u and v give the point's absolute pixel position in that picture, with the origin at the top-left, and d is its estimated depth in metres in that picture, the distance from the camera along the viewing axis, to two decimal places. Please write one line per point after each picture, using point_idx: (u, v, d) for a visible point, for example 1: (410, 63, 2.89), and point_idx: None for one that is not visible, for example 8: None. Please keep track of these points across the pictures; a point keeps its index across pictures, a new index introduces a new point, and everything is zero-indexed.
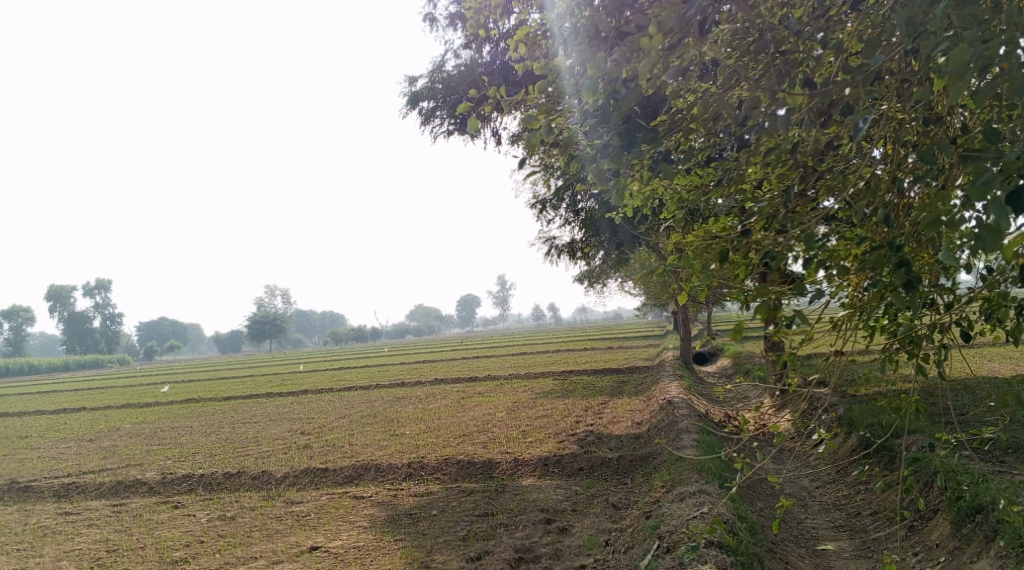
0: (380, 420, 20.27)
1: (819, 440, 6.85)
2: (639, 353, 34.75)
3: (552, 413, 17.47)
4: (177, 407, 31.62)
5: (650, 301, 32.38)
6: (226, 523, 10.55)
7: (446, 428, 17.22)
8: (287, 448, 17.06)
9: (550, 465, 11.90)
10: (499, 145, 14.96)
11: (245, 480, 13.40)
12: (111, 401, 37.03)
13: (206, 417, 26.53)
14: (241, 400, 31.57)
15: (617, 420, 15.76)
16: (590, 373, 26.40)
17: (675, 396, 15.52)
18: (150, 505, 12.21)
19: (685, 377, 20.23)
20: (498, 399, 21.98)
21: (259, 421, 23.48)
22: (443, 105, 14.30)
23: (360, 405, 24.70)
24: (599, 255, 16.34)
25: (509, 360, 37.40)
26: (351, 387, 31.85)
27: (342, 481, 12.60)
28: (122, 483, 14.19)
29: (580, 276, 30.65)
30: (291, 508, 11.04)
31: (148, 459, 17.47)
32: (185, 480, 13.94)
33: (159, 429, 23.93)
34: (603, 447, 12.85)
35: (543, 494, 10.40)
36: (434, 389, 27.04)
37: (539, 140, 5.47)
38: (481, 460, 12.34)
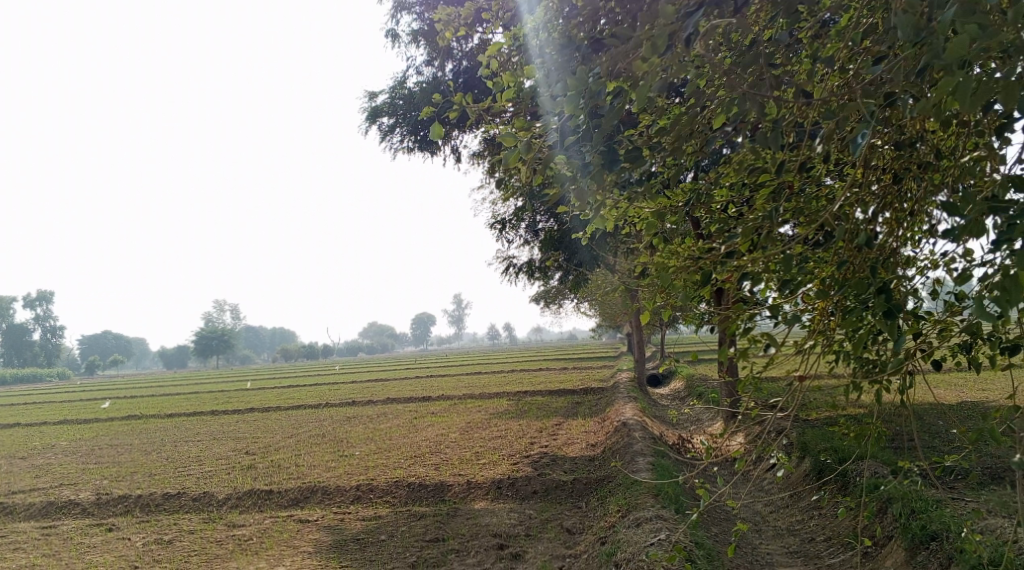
0: (329, 440, 19.80)
1: (779, 465, 6.69)
2: (592, 374, 34.69)
3: (506, 435, 17.20)
4: (118, 423, 30.64)
5: (605, 323, 32.36)
6: (163, 547, 10.06)
7: (397, 449, 16.83)
8: (231, 468, 16.52)
9: (503, 488, 11.62)
10: (459, 163, 14.76)
11: (186, 501, 12.88)
12: (49, 417, 35.81)
13: (148, 434, 25.74)
14: (186, 418, 30.72)
15: (572, 442, 15.54)
16: (544, 394, 26.19)
17: (630, 418, 15.37)
18: (83, 527, 11.64)
19: (639, 398, 20.14)
20: (450, 419, 21.63)
21: (204, 439, 22.81)
22: (402, 122, 14.07)
23: (309, 424, 24.17)
24: (558, 277, 16.19)
25: (462, 381, 37.07)
26: (300, 406, 31.22)
27: (287, 504, 12.16)
28: (55, 503, 13.55)
29: (536, 296, 30.57)
30: (233, 532, 10.58)
31: (84, 478, 16.78)
32: (121, 500, 13.36)
33: (98, 447, 23.10)
34: (557, 470, 12.61)
35: (496, 518, 10.11)
36: (385, 408, 26.61)
37: (515, 158, 5.10)
38: (432, 483, 12.01)
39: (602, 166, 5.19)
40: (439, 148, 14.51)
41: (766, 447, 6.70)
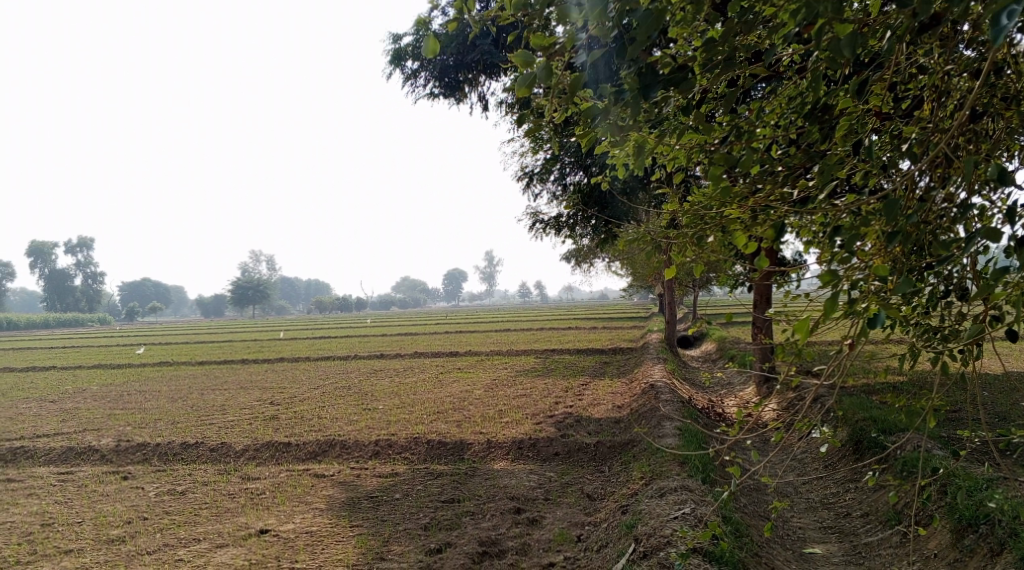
0: (354, 393, 19.59)
1: (816, 439, 6.17)
2: (623, 333, 34.22)
3: (531, 393, 16.85)
4: (148, 370, 30.84)
5: (637, 282, 31.71)
6: (175, 499, 9.86)
7: (420, 404, 16.54)
8: (252, 419, 16.35)
9: (524, 448, 11.24)
10: (487, 111, 14.18)
11: (203, 451, 12.70)
12: (83, 361, 36.18)
13: (176, 382, 25.79)
14: (215, 366, 30.85)
15: (598, 403, 15.13)
16: (572, 353, 25.79)
17: (659, 380, 14.93)
18: (98, 475, 11.49)
19: (669, 359, 19.62)
20: (476, 375, 21.30)
21: (229, 389, 22.76)
22: (429, 66, 13.49)
23: (335, 376, 24.01)
24: (586, 233, 15.64)
25: (491, 336, 36.75)
26: (328, 357, 31.14)
27: (304, 457, 11.91)
28: (74, 449, 13.45)
29: (568, 253, 30.02)
30: (246, 485, 10.34)
31: (107, 424, 16.73)
32: (139, 448, 13.22)
33: (127, 393, 23.17)
34: (581, 431, 12.22)
35: (515, 480, 9.75)
36: (412, 362, 26.39)
37: (526, 86, 4.64)
38: (452, 441, 11.67)
39: (640, 92, 4.61)
40: (465, 95, 13.94)
41: (802, 420, 6.18)
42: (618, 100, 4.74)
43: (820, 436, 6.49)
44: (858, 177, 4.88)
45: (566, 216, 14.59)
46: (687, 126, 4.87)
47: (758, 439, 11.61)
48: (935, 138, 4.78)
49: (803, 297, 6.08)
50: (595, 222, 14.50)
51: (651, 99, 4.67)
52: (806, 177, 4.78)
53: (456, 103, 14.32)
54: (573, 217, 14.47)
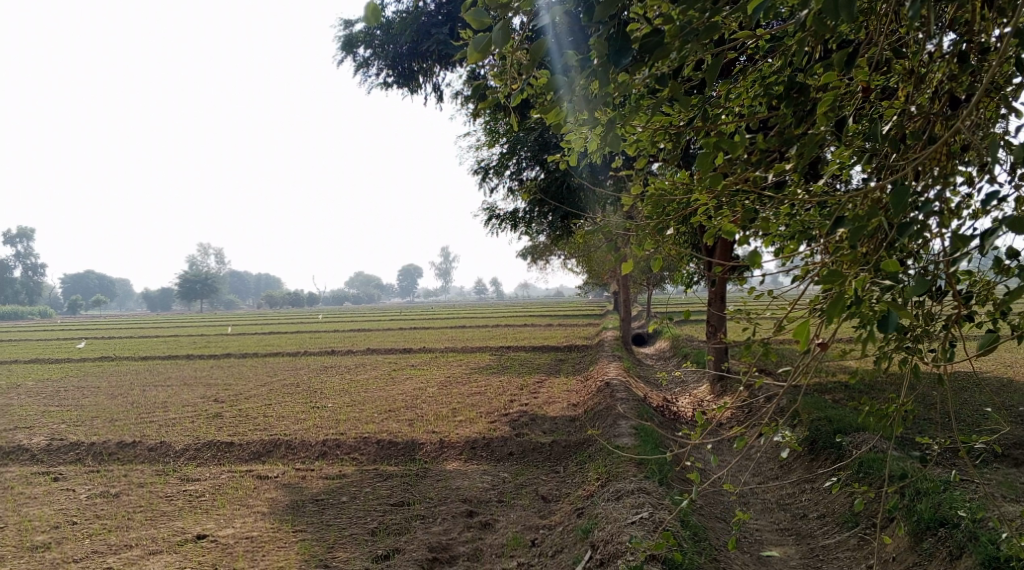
0: (302, 390, 19.08)
1: (782, 443, 5.94)
2: (578, 331, 34.11)
3: (485, 391, 16.54)
4: (89, 365, 29.83)
5: (592, 280, 31.58)
6: (107, 502, 9.34)
7: (371, 402, 16.10)
8: (195, 417, 15.76)
9: (477, 448, 10.91)
10: (441, 102, 13.81)
11: (141, 450, 12.13)
12: (20, 355, 34.94)
13: (117, 377, 24.93)
14: (159, 361, 29.96)
15: (553, 401, 14.87)
16: (528, 351, 25.53)
17: (614, 378, 14.71)
18: (26, 476, 10.88)
19: (624, 358, 19.48)
20: (429, 372, 20.91)
21: (173, 385, 22.04)
22: (379, 54, 13.06)
23: (284, 372, 23.42)
24: (540, 229, 15.35)
25: (445, 333, 36.36)
26: (278, 353, 30.44)
27: (248, 458, 11.43)
28: (2, 448, 12.78)
29: (524, 250, 29.75)
30: (185, 487, 9.85)
31: (41, 422, 16.00)
32: (73, 448, 12.59)
33: (64, 389, 22.30)
34: (535, 430, 11.94)
35: (467, 481, 9.43)
36: (363, 359, 25.89)
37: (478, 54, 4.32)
38: (403, 441, 11.28)
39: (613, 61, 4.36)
40: (419, 85, 13.55)
41: (766, 422, 5.95)
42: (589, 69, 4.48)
43: (784, 439, 6.28)
44: (838, 166, 4.69)
45: (520, 211, 14.28)
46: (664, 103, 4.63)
47: (714, 439, 11.45)
48: (924, 124, 4.67)
49: (767, 294, 5.89)
50: (549, 218, 14.23)
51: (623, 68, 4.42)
52: (811, 159, 4.59)
53: (411, 93, 13.92)
54: (530, 212, 14.14)
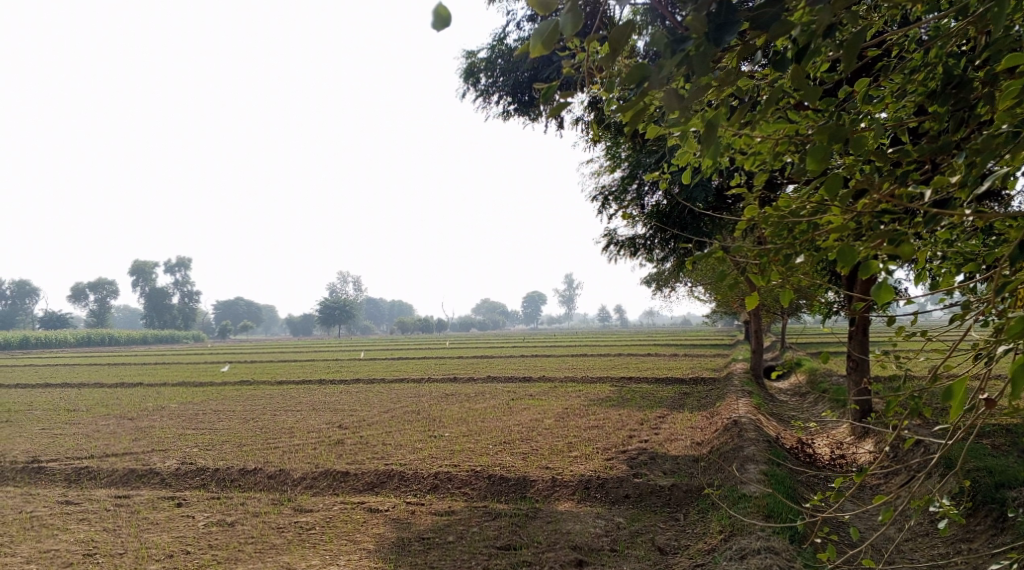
0: (422, 418, 19.07)
1: (939, 513, 5.20)
2: (705, 361, 32.90)
3: (604, 424, 15.98)
4: (229, 388, 31.12)
5: (721, 309, 30.38)
6: (222, 531, 9.44)
7: (488, 433, 15.85)
8: (317, 444, 15.95)
9: (592, 489, 10.38)
10: (561, 128, 13.52)
11: (261, 478, 12.30)
12: (170, 378, 36.95)
13: (251, 401, 25.82)
14: (293, 386, 30.91)
15: (676, 438, 14.18)
16: (652, 382, 24.73)
17: (742, 415, 13.89)
18: (153, 500, 11.20)
19: (754, 393, 18.45)
20: (548, 402, 20.52)
21: (302, 410, 22.58)
22: (501, 82, 12.96)
23: (407, 399, 23.57)
24: (662, 257, 14.74)
25: (569, 361, 35.87)
26: (403, 379, 30.82)
27: (361, 489, 11.36)
28: (136, 471, 13.27)
29: (649, 277, 28.97)
30: (297, 518, 9.84)
31: (175, 445, 16.63)
32: (198, 473, 12.91)
33: (204, 412, 23.28)
34: (656, 470, 11.31)
35: (579, 525, 8.96)
36: (485, 387, 25.78)
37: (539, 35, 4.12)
38: (515, 477, 10.90)
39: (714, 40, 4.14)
40: (539, 114, 13.29)
41: (913, 488, 5.25)
42: (679, 55, 4.16)
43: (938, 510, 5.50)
44: (1006, 175, 4.11)
45: (642, 237, 13.74)
46: (778, 96, 4.33)
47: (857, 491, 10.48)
48: None
49: (917, 335, 5.39)
50: (671, 247, 13.60)
51: (721, 46, 4.14)
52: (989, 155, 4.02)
53: (531, 121, 13.70)
54: (651, 237, 13.55)
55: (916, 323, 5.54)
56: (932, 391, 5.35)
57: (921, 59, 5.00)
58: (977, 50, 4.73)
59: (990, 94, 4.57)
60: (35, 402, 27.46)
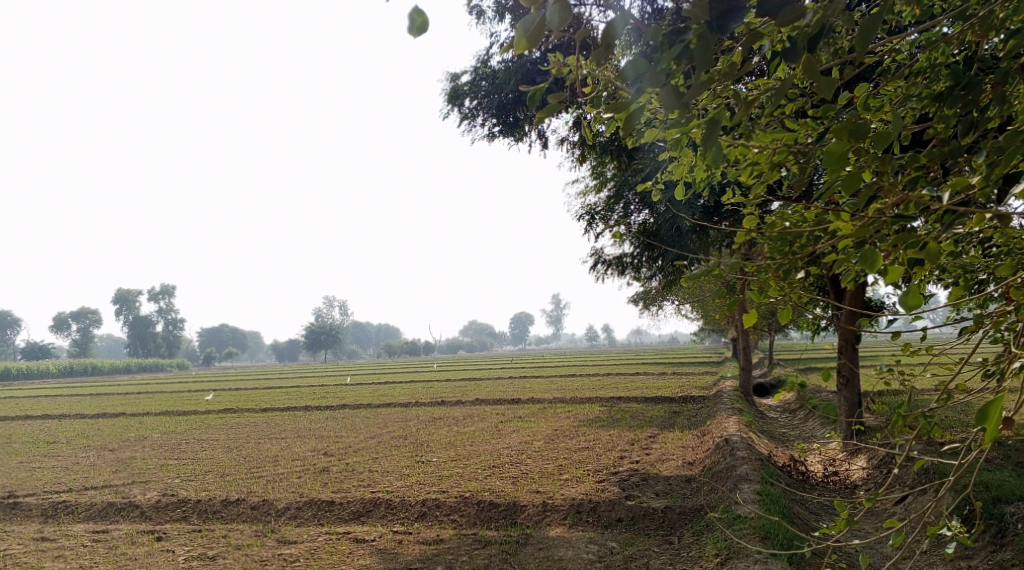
0: (410, 443, 18.78)
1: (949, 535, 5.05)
2: (693, 379, 32.75)
3: (595, 445, 15.76)
4: (213, 416, 30.64)
5: (709, 327, 30.25)
6: (203, 565, 9.14)
7: (477, 457, 15.59)
8: (303, 472, 15.64)
9: (584, 513, 10.15)
10: (546, 149, 13.39)
11: (244, 509, 11.99)
12: (153, 407, 36.42)
13: (235, 430, 25.40)
14: (279, 412, 30.51)
15: (668, 459, 13.98)
16: (641, 402, 24.53)
17: (734, 434, 13.73)
18: (132, 534, 10.87)
19: (745, 411, 18.27)
20: (537, 424, 20.28)
21: (287, 437, 22.21)
22: (484, 104, 12.82)
23: (394, 424, 23.24)
24: (650, 277, 14.57)
25: (557, 382, 35.63)
26: (390, 403, 30.48)
27: (348, 518, 11.08)
28: (115, 504, 12.91)
29: (636, 296, 28.84)
30: (281, 550, 9.55)
31: (157, 476, 16.25)
32: (179, 505, 12.58)
33: (187, 441, 22.86)
34: (648, 492, 11.09)
35: (572, 551, 8.73)
36: (474, 410, 25.49)
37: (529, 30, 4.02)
38: (505, 502, 10.65)
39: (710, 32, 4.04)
40: (524, 134, 13.16)
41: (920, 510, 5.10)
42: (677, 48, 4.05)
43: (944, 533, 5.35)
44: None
45: (630, 256, 13.59)
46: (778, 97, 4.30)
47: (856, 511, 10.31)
48: None
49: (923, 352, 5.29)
50: (659, 266, 13.45)
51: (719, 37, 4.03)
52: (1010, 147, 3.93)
53: (515, 142, 13.56)
54: (639, 255, 13.41)
55: (923, 339, 5.59)
56: (941, 410, 5.36)
57: (922, 63, 4.93)
58: (980, 52, 4.65)
59: (999, 95, 4.49)
60: (12, 435, 26.87)
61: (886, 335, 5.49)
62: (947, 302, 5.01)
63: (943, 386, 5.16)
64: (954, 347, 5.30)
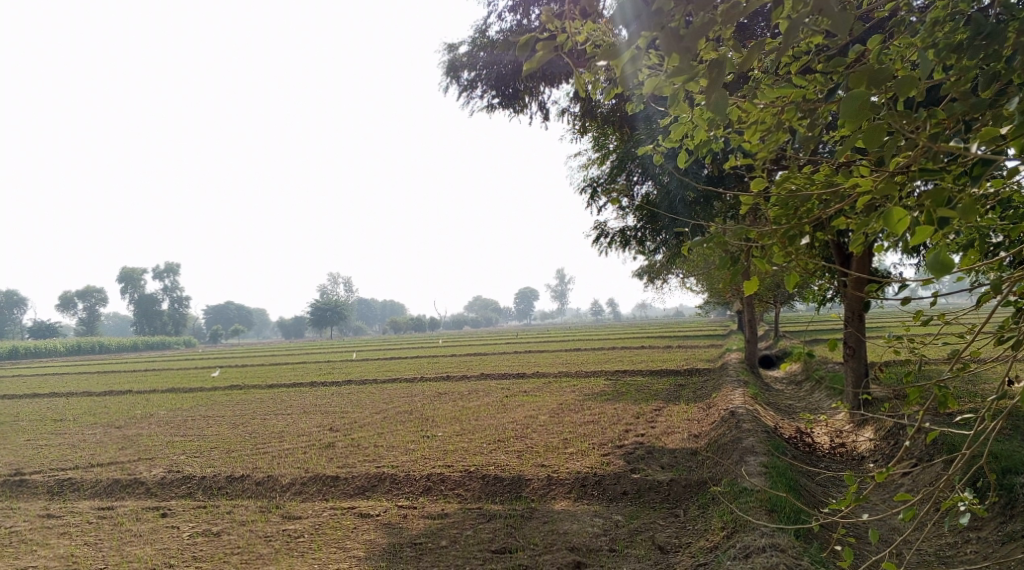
0: (414, 418, 18.76)
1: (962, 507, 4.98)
2: (698, 353, 32.67)
3: (599, 419, 15.72)
4: (219, 393, 30.67)
5: (714, 299, 30.12)
6: (207, 542, 9.13)
7: (482, 431, 15.55)
8: (308, 448, 15.63)
9: (588, 487, 10.09)
10: (546, 120, 13.20)
11: (248, 485, 11.97)
12: (161, 384, 36.57)
13: (241, 406, 25.44)
14: (284, 389, 30.54)
15: (673, 431, 13.93)
16: (646, 375, 24.47)
17: (740, 406, 13.67)
18: (137, 511, 10.86)
19: (751, 383, 18.20)
20: (541, 399, 20.25)
21: (293, 413, 22.23)
22: (483, 76, 12.63)
23: (399, 399, 23.22)
24: (653, 250, 14.43)
25: (562, 356, 35.59)
26: (395, 379, 30.48)
27: (352, 493, 11.05)
28: (120, 481, 12.91)
29: (641, 270, 28.71)
30: (285, 526, 9.54)
31: (163, 453, 16.27)
32: (184, 482, 12.57)
33: (192, 418, 22.91)
34: (654, 465, 11.04)
35: (576, 525, 8.69)
36: (478, 385, 25.47)
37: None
38: (509, 476, 10.60)
39: None
40: (524, 106, 12.98)
41: (933, 486, 5.04)
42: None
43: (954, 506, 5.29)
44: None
45: (633, 229, 13.45)
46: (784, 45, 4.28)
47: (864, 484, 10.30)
48: None
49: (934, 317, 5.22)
50: (661, 239, 13.31)
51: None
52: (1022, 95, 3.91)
53: (515, 113, 13.37)
54: (642, 228, 13.28)
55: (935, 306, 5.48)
56: (955, 380, 5.27)
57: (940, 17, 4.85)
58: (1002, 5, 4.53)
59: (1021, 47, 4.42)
60: (20, 413, 27.00)
61: (898, 302, 5.40)
62: (960, 267, 4.92)
63: (955, 354, 5.08)
64: (967, 313, 5.21)
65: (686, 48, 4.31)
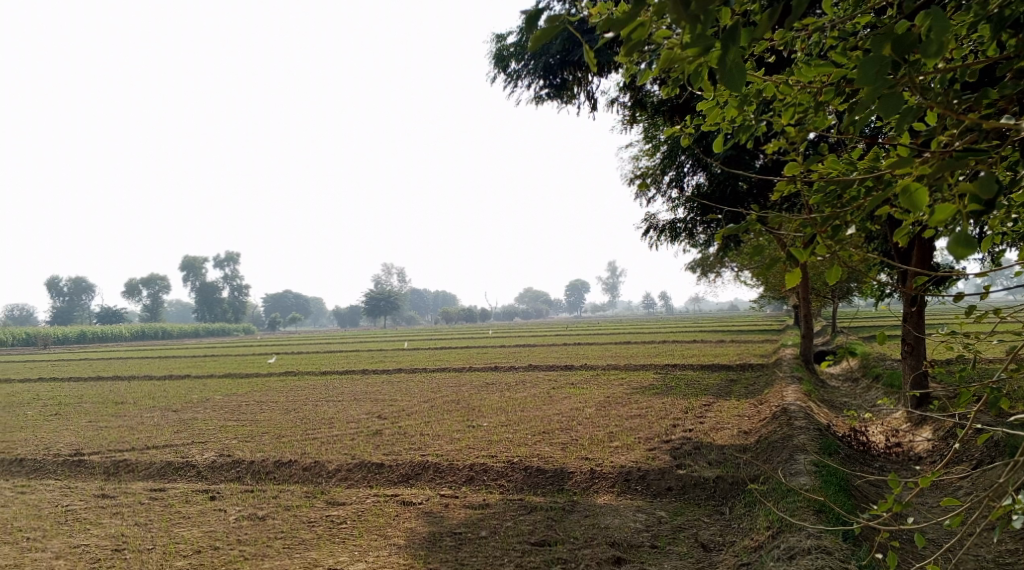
0: (461, 407, 18.79)
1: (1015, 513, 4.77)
2: (752, 348, 32.11)
3: (647, 413, 15.54)
4: (273, 379, 31.18)
5: (768, 293, 29.53)
6: (252, 525, 9.26)
7: (528, 422, 15.50)
8: (355, 435, 15.77)
9: (632, 481, 9.97)
10: (595, 110, 13.03)
11: (296, 470, 12.11)
12: (217, 369, 37.34)
13: (293, 392, 25.81)
14: (336, 376, 30.91)
15: (722, 427, 13.70)
16: (697, 369, 24.14)
17: (793, 402, 13.38)
18: (187, 493, 11.06)
19: (805, 379, 17.80)
20: (589, 391, 20.11)
21: (343, 400, 22.46)
22: (531, 65, 12.52)
23: (448, 388, 23.29)
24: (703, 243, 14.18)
25: (612, 349, 35.34)
26: (446, 368, 30.62)
27: (396, 481, 11.10)
28: (173, 464, 13.18)
29: (693, 263, 28.29)
30: (328, 512, 9.61)
31: (215, 437, 16.58)
32: (233, 466, 12.77)
33: (246, 403, 23.32)
34: (700, 461, 10.86)
35: (618, 520, 8.58)
36: (527, 376, 25.42)
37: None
38: (552, 468, 10.53)
39: None
40: (572, 96, 12.84)
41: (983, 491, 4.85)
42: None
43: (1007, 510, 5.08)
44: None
45: (682, 220, 13.24)
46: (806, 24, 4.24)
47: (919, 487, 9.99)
48: None
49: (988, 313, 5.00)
50: (710, 231, 13.07)
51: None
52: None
53: (563, 104, 13.24)
54: (691, 219, 13.06)
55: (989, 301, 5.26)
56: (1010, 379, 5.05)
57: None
58: None
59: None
60: (84, 395, 27.80)
61: (951, 296, 5.18)
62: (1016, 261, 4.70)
63: (1011, 352, 4.86)
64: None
65: (711, 17, 4.28)
